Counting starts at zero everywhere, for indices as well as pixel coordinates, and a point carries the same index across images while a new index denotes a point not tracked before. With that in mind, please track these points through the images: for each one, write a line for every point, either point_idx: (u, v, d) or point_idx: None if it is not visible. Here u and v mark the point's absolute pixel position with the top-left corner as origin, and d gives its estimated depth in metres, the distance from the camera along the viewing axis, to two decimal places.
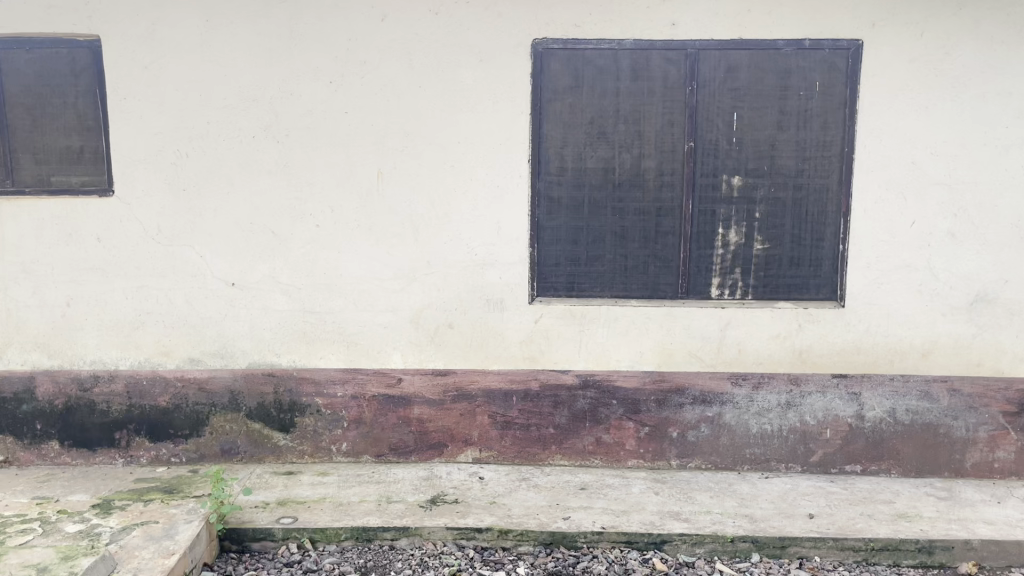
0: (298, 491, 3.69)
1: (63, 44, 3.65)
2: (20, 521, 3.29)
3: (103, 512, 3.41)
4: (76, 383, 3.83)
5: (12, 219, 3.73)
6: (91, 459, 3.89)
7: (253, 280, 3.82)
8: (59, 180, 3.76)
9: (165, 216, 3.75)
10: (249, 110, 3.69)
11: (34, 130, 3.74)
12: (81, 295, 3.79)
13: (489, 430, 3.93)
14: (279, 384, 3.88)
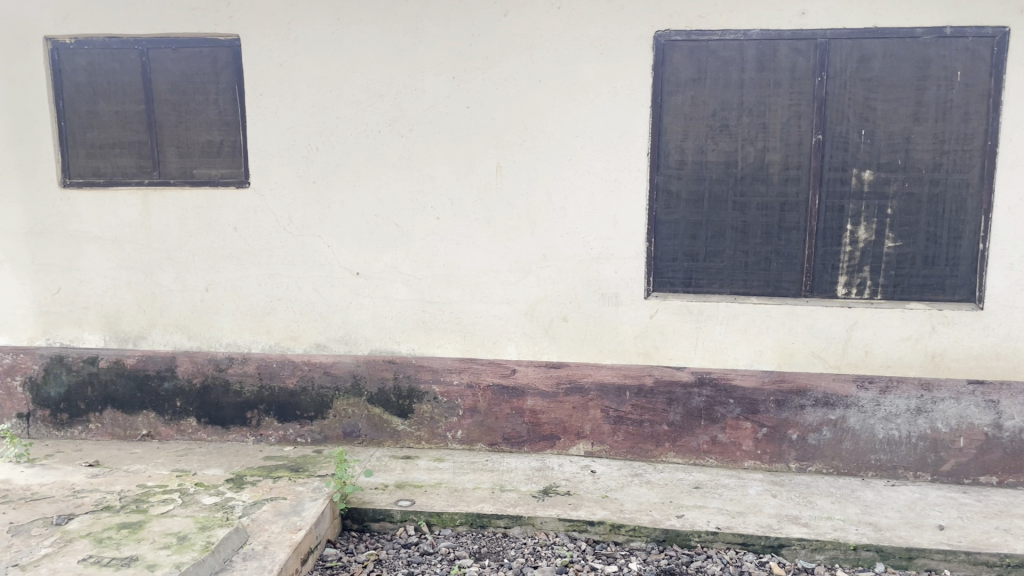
0: (415, 475, 3.80)
1: (207, 43, 3.85)
2: (162, 491, 3.53)
3: (236, 486, 3.61)
4: (213, 363, 4.06)
5: (157, 209, 3.97)
6: (224, 436, 4.12)
7: (376, 270, 3.94)
8: (201, 173, 3.98)
9: (296, 207, 3.92)
10: (376, 106, 3.81)
11: (179, 125, 3.95)
12: (219, 281, 4.01)
13: (602, 423, 3.93)
14: (398, 371, 4.00)
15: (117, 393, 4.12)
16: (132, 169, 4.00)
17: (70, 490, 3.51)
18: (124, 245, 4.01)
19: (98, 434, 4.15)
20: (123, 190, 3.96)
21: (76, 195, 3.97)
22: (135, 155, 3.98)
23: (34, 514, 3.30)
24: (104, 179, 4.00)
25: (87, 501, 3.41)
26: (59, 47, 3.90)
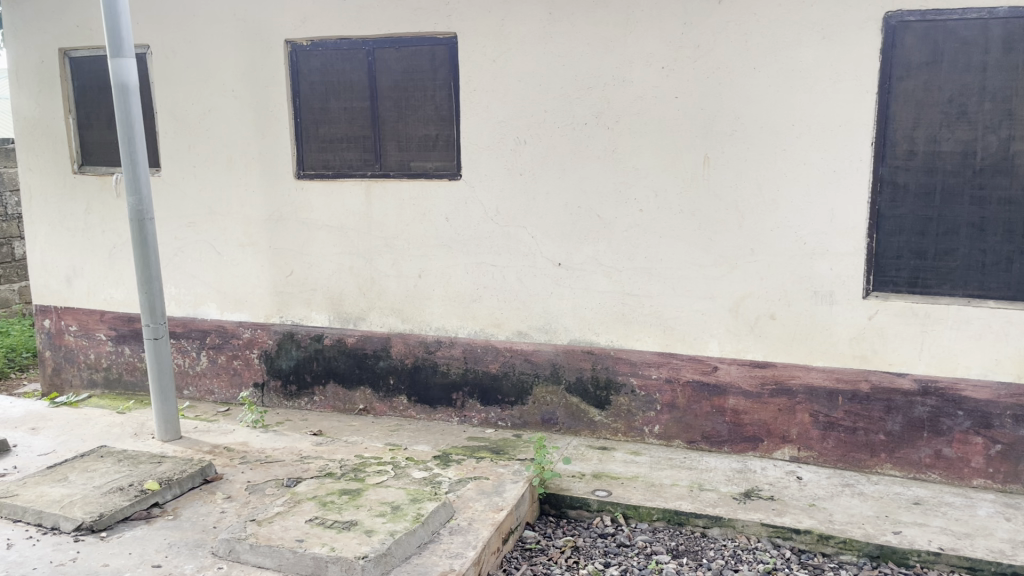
0: (612, 466, 3.81)
1: (427, 42, 4.05)
2: (377, 463, 3.78)
3: (443, 463, 3.79)
4: (423, 345, 4.28)
5: (378, 199, 4.24)
6: (431, 415, 4.33)
7: (578, 261, 3.98)
8: (418, 165, 4.19)
9: (503, 198, 4.04)
10: (584, 98, 3.83)
11: (399, 121, 4.18)
12: (430, 268, 4.22)
13: (810, 428, 3.74)
14: (597, 362, 4.02)
15: (337, 369, 4.45)
16: (357, 162, 4.28)
17: (298, 455, 3.85)
18: (348, 232, 4.32)
19: (321, 405, 4.51)
20: (348, 182, 4.27)
21: (308, 186, 4.32)
22: (360, 148, 4.27)
23: (268, 475, 3.65)
24: (332, 171, 4.32)
25: (312, 466, 3.72)
26: (297, 49, 4.25)
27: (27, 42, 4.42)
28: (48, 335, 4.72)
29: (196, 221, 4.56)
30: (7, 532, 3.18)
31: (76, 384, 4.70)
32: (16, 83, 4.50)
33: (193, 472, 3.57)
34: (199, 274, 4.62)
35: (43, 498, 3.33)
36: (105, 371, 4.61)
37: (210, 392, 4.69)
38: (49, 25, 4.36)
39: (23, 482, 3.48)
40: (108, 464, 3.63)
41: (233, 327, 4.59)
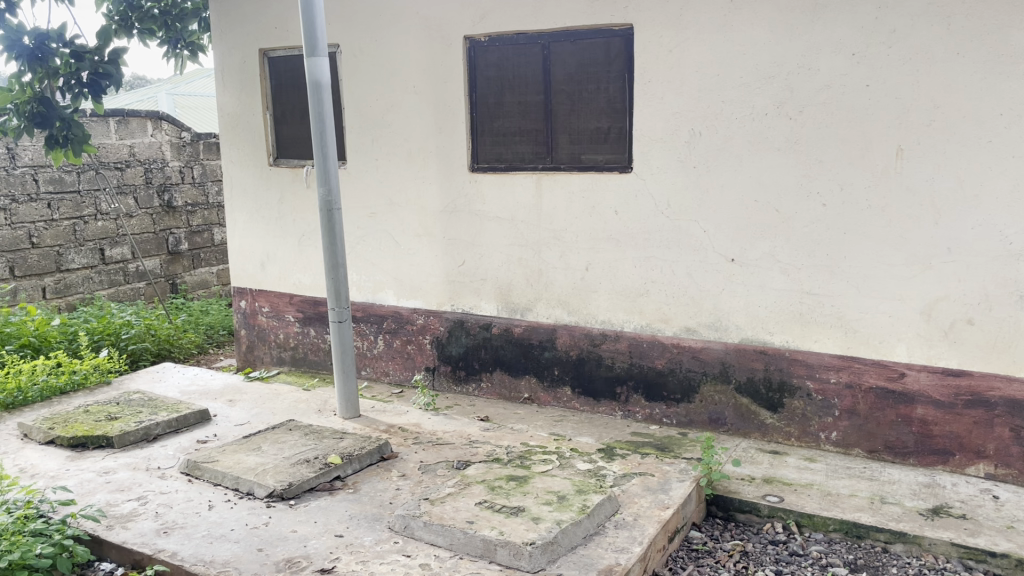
0: (784, 471, 3.66)
1: (602, 34, 4.04)
2: (542, 452, 3.83)
3: (607, 457, 3.79)
4: (589, 338, 4.29)
5: (549, 191, 4.28)
6: (595, 408, 4.34)
7: (754, 257, 3.85)
8: (589, 158, 4.19)
9: (676, 191, 3.97)
10: (765, 88, 3.70)
11: (572, 114, 4.20)
12: (599, 261, 4.22)
13: (1011, 445, 3.43)
14: (770, 362, 3.88)
15: (505, 358, 4.55)
16: (529, 155, 4.34)
17: (467, 440, 3.97)
18: (518, 224, 4.39)
19: (488, 392, 4.63)
20: (520, 174, 4.33)
21: (481, 178, 4.43)
22: (533, 142, 4.32)
23: (439, 457, 3.79)
24: (505, 164, 4.40)
25: (480, 451, 3.83)
26: (475, 45, 4.36)
27: (231, 45, 4.80)
28: (243, 315, 5.12)
29: (376, 212, 4.79)
30: (209, 493, 3.48)
31: (267, 360, 5.07)
32: (222, 82, 4.90)
33: (370, 449, 3.76)
34: (378, 262, 4.85)
35: (240, 464, 3.62)
36: (292, 350, 4.94)
37: (385, 374, 4.92)
38: (250, 28, 4.71)
39: (223, 449, 3.79)
40: (295, 437, 3.89)
41: (407, 313, 4.79)
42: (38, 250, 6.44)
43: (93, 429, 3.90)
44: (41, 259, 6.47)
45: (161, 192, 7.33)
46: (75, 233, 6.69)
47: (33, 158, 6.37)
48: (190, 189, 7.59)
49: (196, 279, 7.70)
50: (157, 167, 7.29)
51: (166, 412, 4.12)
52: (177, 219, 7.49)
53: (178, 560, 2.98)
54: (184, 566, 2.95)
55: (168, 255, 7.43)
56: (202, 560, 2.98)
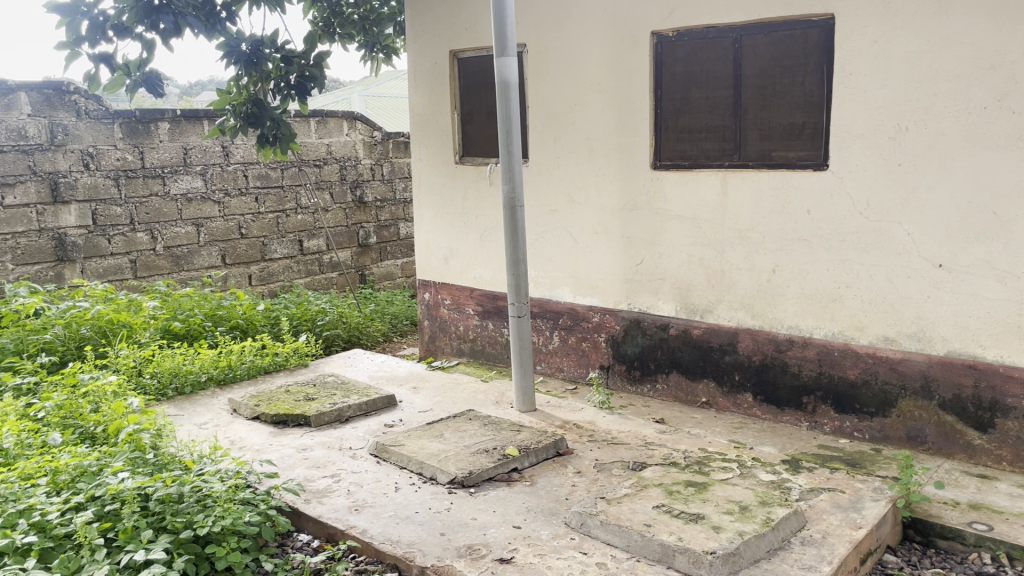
0: (993, 498, 3.33)
1: (800, 26, 3.86)
2: (722, 458, 3.71)
3: (792, 469, 3.61)
4: (774, 344, 4.11)
5: (735, 189, 4.13)
6: (778, 417, 4.15)
7: (965, 264, 3.52)
8: (780, 155, 4.01)
9: (876, 190, 3.72)
10: (985, 79, 3.37)
11: (764, 109, 4.04)
12: (787, 263, 4.03)
13: None
14: (980, 378, 3.54)
15: (682, 360, 4.45)
16: (715, 152, 4.22)
17: (643, 441, 3.92)
18: (701, 224, 4.26)
19: (664, 394, 4.54)
20: (705, 172, 4.22)
21: (664, 175, 4.35)
22: (720, 138, 4.20)
23: (615, 457, 3.77)
24: (689, 161, 4.30)
25: (657, 454, 3.77)
26: (662, 40, 4.29)
27: (424, 47, 5.00)
28: (426, 306, 5.33)
29: (556, 209, 4.83)
30: (395, 476, 3.64)
31: (447, 351, 5.24)
32: (414, 83, 5.12)
33: (547, 444, 3.80)
34: (556, 259, 4.89)
35: (424, 450, 3.77)
36: (472, 342, 5.08)
37: (560, 370, 4.95)
38: (442, 31, 4.89)
39: (408, 434, 3.96)
40: (475, 427, 4.01)
41: (584, 310, 4.79)
42: (246, 240, 7.03)
43: (292, 408, 4.19)
44: (248, 249, 7.05)
45: (354, 188, 7.78)
46: (277, 225, 7.23)
47: (245, 156, 6.95)
48: (380, 185, 7.99)
49: (383, 271, 8.10)
50: (351, 164, 7.73)
51: (356, 396, 4.36)
52: (367, 213, 7.91)
53: (368, 538, 3.15)
54: (373, 544, 3.11)
55: (358, 247, 7.87)
56: (390, 539, 3.13)
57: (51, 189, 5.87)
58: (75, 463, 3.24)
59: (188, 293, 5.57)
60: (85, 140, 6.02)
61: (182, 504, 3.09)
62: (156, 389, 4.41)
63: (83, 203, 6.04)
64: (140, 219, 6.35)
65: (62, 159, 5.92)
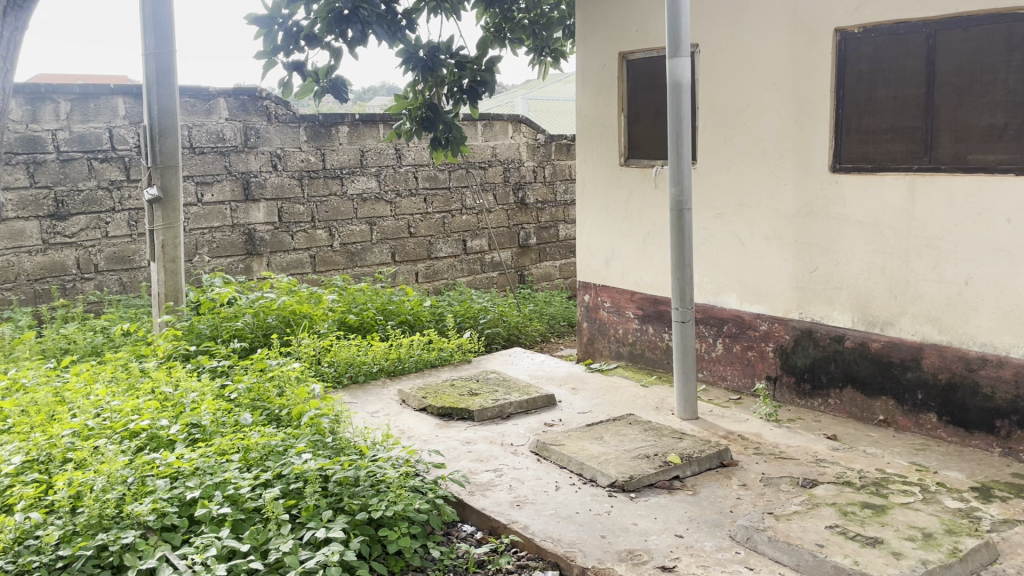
0: None
1: (1004, 19, 3.55)
2: (902, 481, 3.48)
3: (983, 497, 3.33)
4: (963, 362, 3.80)
5: (924, 194, 3.86)
6: (965, 440, 3.83)
7: None
8: (976, 158, 3.71)
9: None
10: None
11: (960, 109, 3.76)
12: (981, 275, 3.71)
13: None
14: None
15: (858, 374, 4.21)
16: (902, 154, 3.97)
17: (813, 457, 3.75)
18: (883, 230, 4.02)
19: (836, 409, 4.32)
20: (890, 175, 3.97)
21: (843, 179, 4.14)
22: (908, 139, 3.95)
23: (783, 472, 3.62)
24: (872, 164, 4.07)
25: (829, 472, 3.59)
26: (847, 37, 4.09)
27: (593, 49, 5.02)
28: (586, 308, 5.34)
29: (724, 212, 4.70)
30: (556, 475, 3.68)
31: (606, 354, 5.23)
32: (582, 85, 5.14)
33: (711, 453, 3.71)
34: (723, 263, 4.76)
35: (585, 451, 3.78)
36: (631, 346, 5.04)
37: (723, 378, 4.83)
38: (613, 32, 4.88)
39: (569, 434, 3.99)
40: (636, 432, 3.97)
41: (751, 318, 4.64)
42: (414, 239, 7.32)
43: (457, 402, 4.33)
44: (416, 247, 7.33)
45: (516, 190, 7.92)
46: (443, 225, 7.49)
47: (415, 158, 7.24)
48: (541, 187, 8.10)
49: (541, 272, 8.20)
50: (515, 166, 7.88)
51: (518, 394, 4.44)
52: (528, 214, 8.04)
53: (530, 534, 3.19)
54: (534, 540, 3.15)
55: (518, 248, 8.02)
56: (551, 537, 3.16)
57: (243, 188, 6.36)
58: (264, 442, 3.50)
59: (362, 288, 5.88)
60: (274, 143, 6.47)
61: (357, 487, 3.27)
62: (333, 377, 4.67)
63: (271, 202, 6.50)
64: (319, 217, 6.76)
65: (254, 160, 6.39)
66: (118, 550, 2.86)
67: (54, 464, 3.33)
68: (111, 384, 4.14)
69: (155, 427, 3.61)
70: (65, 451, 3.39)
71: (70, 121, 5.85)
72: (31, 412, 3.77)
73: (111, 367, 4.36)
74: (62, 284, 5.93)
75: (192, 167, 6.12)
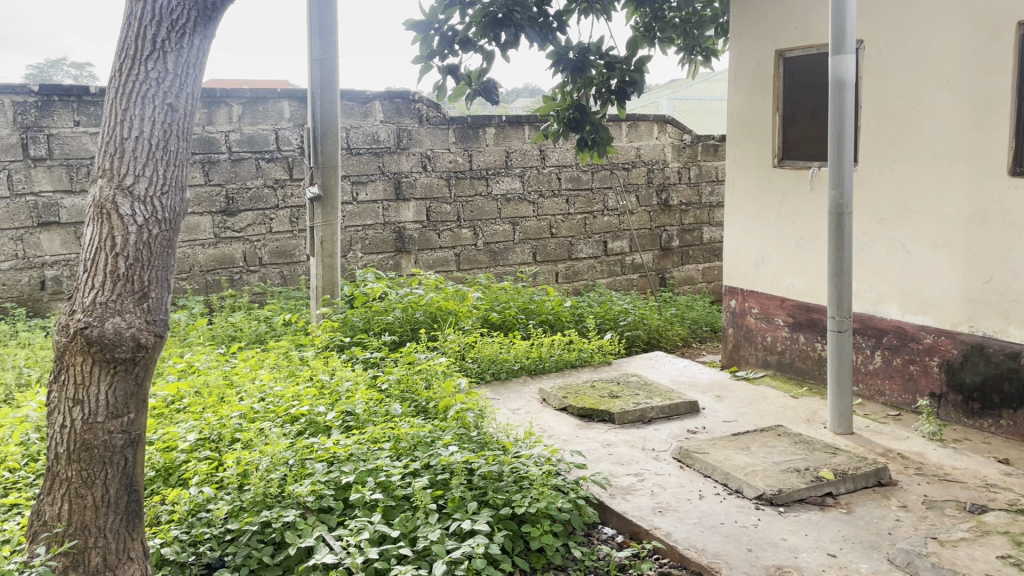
0: None
1: None
2: None
3: None
4: None
5: None
6: None
7: None
8: None
9: None
10: None
11: None
12: None
13: None
14: None
15: None
16: None
17: (982, 482, 3.49)
18: None
19: (1008, 432, 3.99)
20: None
21: None
22: None
23: (948, 495, 3.39)
24: None
25: (1002, 498, 3.32)
26: None
27: (747, 48, 4.89)
28: (732, 314, 5.21)
29: (887, 218, 4.45)
30: (700, 483, 3.60)
31: (752, 362, 5.07)
32: (735, 85, 5.02)
33: (868, 471, 3.52)
34: (884, 271, 4.50)
35: (730, 461, 3.68)
36: (779, 354, 4.87)
37: (880, 393, 4.58)
38: (770, 30, 4.73)
39: (714, 443, 3.90)
40: (785, 444, 3.83)
41: (913, 330, 4.37)
42: (556, 239, 7.37)
43: (598, 404, 4.32)
44: (557, 247, 7.38)
45: (660, 191, 7.81)
46: (585, 226, 7.49)
47: (559, 159, 7.28)
48: (686, 189, 7.95)
49: (683, 275, 8.06)
50: (659, 167, 7.77)
51: (660, 398, 4.38)
52: (672, 216, 7.92)
53: (673, 541, 3.13)
54: (678, 548, 3.09)
55: (660, 250, 7.91)
56: (695, 546, 3.09)
57: (395, 187, 6.61)
58: (414, 433, 3.62)
59: (504, 287, 5.98)
60: (424, 144, 6.68)
61: (502, 482, 3.33)
62: (477, 372, 4.78)
63: (420, 201, 6.72)
64: (465, 217, 6.92)
65: (405, 160, 6.63)
66: (281, 527, 3.03)
67: (224, 443, 3.59)
68: (274, 370, 4.41)
69: (314, 413, 3.81)
70: (234, 432, 3.64)
71: (241, 124, 6.27)
72: (204, 393, 4.08)
73: (274, 354, 4.65)
74: (230, 275, 6.37)
75: (349, 167, 6.42)
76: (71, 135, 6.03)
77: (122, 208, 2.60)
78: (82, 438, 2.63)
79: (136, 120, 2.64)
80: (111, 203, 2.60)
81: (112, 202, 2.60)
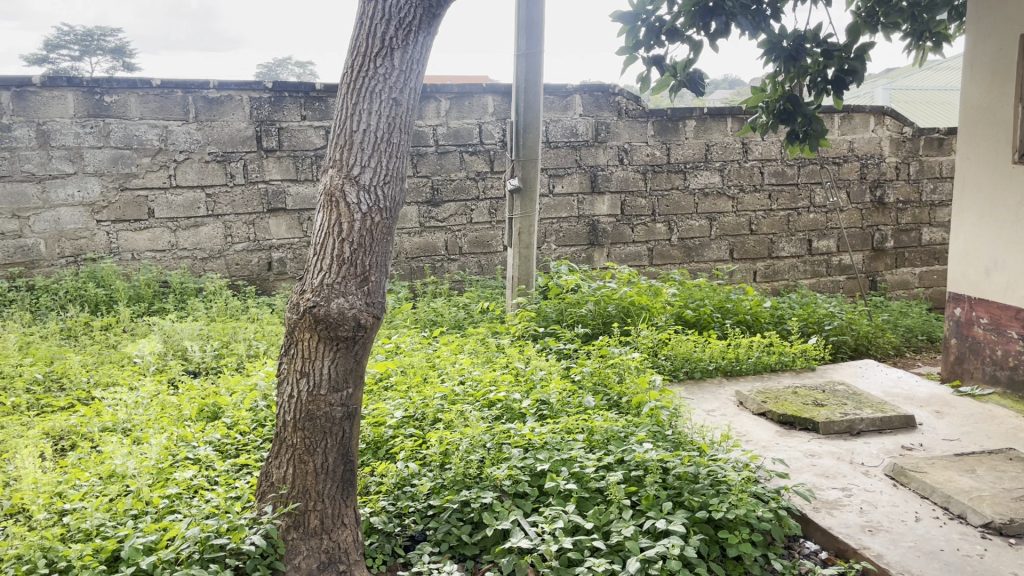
0: None
1: None
2: None
3: None
4: None
5: None
6: None
7: None
8: None
9: None
10: None
11: None
12: None
13: None
14: None
15: None
16: None
17: None
18: None
19: None
20: None
21: None
22: None
23: None
24: None
25: None
26: None
27: (988, 32, 4.44)
28: (956, 324, 4.78)
29: None
30: (916, 504, 3.32)
31: (978, 377, 4.62)
32: (971, 75, 4.58)
33: None
34: None
35: (952, 484, 3.37)
36: (1012, 370, 4.40)
37: None
38: (1015, 11, 4.26)
39: (933, 462, 3.59)
40: (1018, 470, 3.46)
41: None
42: (755, 236, 7.09)
43: (801, 411, 4.11)
44: (757, 245, 7.10)
45: (874, 188, 7.29)
46: (788, 223, 7.15)
47: (762, 153, 6.98)
48: (905, 185, 7.37)
49: (897, 279, 7.50)
50: (875, 162, 7.25)
51: (871, 410, 4.10)
52: (886, 215, 7.37)
53: (884, 564, 2.90)
54: (890, 571, 2.86)
55: (872, 251, 7.39)
56: (910, 572, 2.85)
57: (591, 180, 6.63)
58: (607, 427, 3.61)
59: (701, 284, 5.84)
60: (623, 137, 6.65)
61: (697, 484, 3.24)
62: (670, 370, 4.69)
63: (616, 194, 6.70)
64: (661, 211, 6.82)
65: (602, 154, 6.63)
66: (478, 507, 3.13)
67: (427, 421, 3.77)
68: (473, 355, 4.57)
69: (510, 399, 3.91)
70: (436, 412, 3.81)
71: (448, 118, 6.52)
72: (409, 372, 4.31)
73: (472, 340, 4.82)
74: (432, 262, 6.68)
75: (548, 160, 6.51)
76: (298, 128, 6.55)
77: (349, 196, 2.77)
78: (307, 408, 2.84)
79: (365, 113, 2.80)
80: (340, 191, 2.77)
81: (340, 191, 2.77)
